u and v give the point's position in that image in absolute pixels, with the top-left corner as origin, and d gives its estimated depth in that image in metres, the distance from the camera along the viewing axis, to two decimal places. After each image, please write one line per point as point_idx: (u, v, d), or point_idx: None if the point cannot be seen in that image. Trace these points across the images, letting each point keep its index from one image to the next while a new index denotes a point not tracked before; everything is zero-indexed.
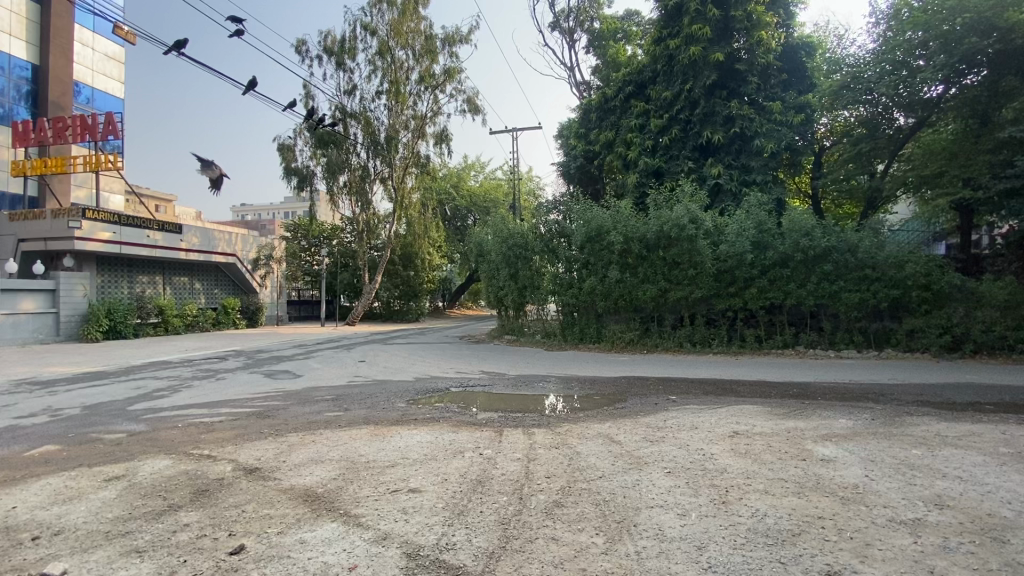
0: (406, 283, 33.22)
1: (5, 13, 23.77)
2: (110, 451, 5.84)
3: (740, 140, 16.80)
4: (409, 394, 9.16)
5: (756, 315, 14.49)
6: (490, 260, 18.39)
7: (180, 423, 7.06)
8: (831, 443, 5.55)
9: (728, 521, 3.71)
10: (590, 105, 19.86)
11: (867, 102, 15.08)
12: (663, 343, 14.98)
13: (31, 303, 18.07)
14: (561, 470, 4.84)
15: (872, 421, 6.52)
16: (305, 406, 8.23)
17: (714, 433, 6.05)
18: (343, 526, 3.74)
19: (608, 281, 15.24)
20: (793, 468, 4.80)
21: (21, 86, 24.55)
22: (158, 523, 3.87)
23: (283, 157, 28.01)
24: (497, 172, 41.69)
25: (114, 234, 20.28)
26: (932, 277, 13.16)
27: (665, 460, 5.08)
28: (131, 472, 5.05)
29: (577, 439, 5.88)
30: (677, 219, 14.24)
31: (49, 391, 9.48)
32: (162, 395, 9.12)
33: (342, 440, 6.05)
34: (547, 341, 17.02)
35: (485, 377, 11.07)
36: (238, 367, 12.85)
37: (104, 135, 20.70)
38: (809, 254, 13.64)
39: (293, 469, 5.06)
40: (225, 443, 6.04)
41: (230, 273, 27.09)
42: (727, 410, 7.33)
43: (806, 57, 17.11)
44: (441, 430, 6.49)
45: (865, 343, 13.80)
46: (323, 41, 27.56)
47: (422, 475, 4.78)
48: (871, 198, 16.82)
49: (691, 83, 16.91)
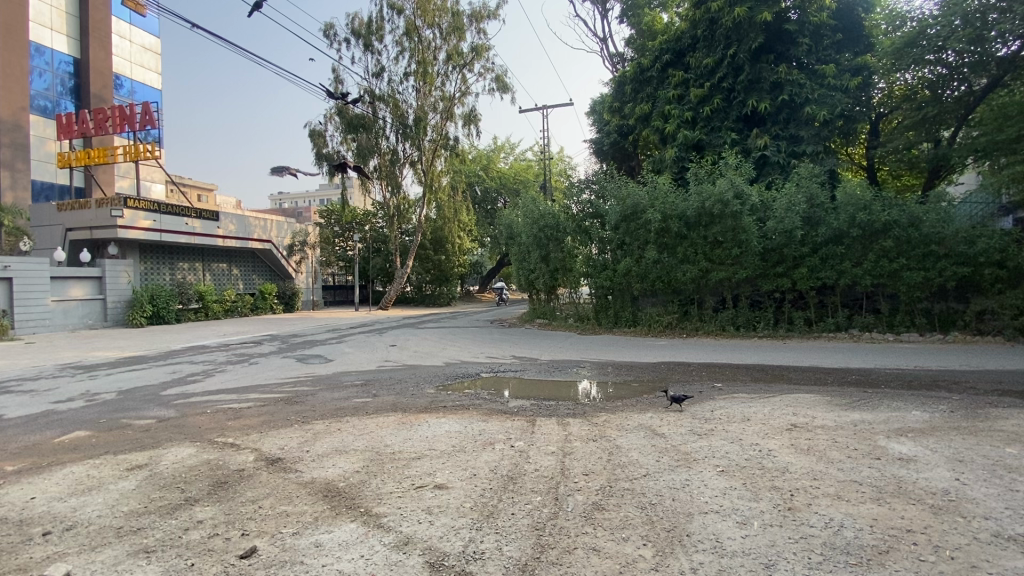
0: (438, 267, 33.23)
1: (46, 8, 24.50)
2: (136, 437, 5.77)
3: (789, 108, 15.63)
4: (439, 380, 8.88)
5: (805, 296, 13.60)
6: (521, 241, 17.90)
7: (208, 409, 6.99)
8: (906, 439, 4.92)
9: (799, 533, 3.21)
10: (624, 77, 18.90)
11: (935, 62, 13.56)
12: (704, 327, 14.26)
13: (79, 289, 18.75)
14: (601, 466, 4.41)
15: (951, 414, 5.77)
16: (333, 391, 8.04)
17: (769, 426, 5.47)
18: (363, 527, 3.44)
19: (645, 262, 14.54)
20: (867, 469, 4.21)
21: (65, 81, 25.42)
22: (172, 519, 3.67)
23: (314, 143, 28.10)
24: (528, 153, 40.85)
25: (155, 221, 20.79)
26: (1009, 252, 11.89)
27: (717, 457, 4.59)
28: (154, 461, 4.93)
29: (616, 431, 5.43)
30: (720, 194, 13.38)
31: (89, 376, 9.68)
32: (196, 379, 9.16)
33: (368, 429, 5.79)
34: (580, 325, 16.47)
35: (516, 362, 10.70)
36: (271, 351, 12.93)
37: (141, 125, 21.10)
38: (866, 229, 12.60)
39: (315, 460, 4.81)
40: (250, 431, 5.88)
41: (266, 258, 27.57)
42: (782, 399, 6.71)
43: (864, 14, 15.64)
44: (470, 418, 6.14)
45: (928, 325, 12.76)
46: (351, 23, 27.28)
47: (450, 470, 4.43)
48: (936, 168, 15.39)
49: (734, 48, 15.82)
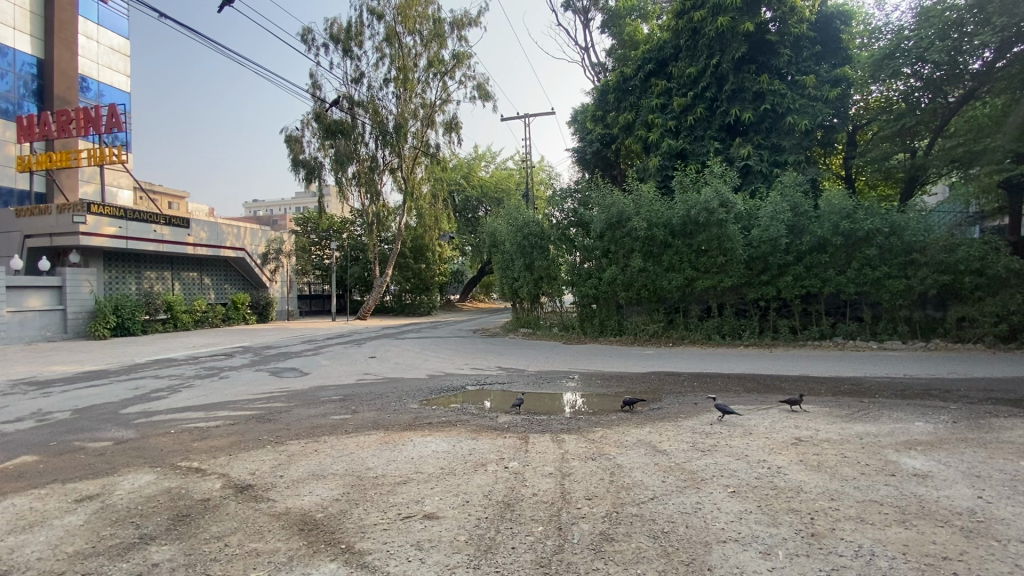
0: (418, 276, 32.61)
1: (10, 7, 23.44)
2: (89, 463, 5.21)
3: (771, 117, 15.76)
4: (423, 393, 8.46)
5: (790, 304, 13.60)
6: (504, 250, 17.59)
7: (173, 428, 6.45)
8: (916, 453, 4.75)
9: (829, 564, 2.93)
10: (607, 86, 18.87)
11: (912, 74, 13.85)
12: (690, 335, 14.12)
13: (38, 299, 17.69)
14: (603, 488, 4.08)
15: (955, 425, 5.64)
16: (309, 407, 7.55)
17: (773, 440, 5.23)
18: (345, 568, 3.04)
19: (630, 270, 14.38)
20: (884, 487, 4.00)
21: (28, 82, 24.29)
22: (123, 562, 3.20)
23: (291, 149, 27.42)
24: (509, 162, 40.73)
25: (121, 228, 19.82)
26: (987, 260, 12.10)
27: (725, 476, 4.29)
28: (107, 491, 4.41)
29: (615, 448, 5.11)
30: (705, 202, 13.32)
31: (43, 393, 8.95)
32: (160, 396, 8.52)
33: (348, 449, 5.35)
34: (565, 335, 16.20)
35: (503, 374, 10.35)
36: (243, 364, 12.24)
37: (108, 128, 20.23)
38: (849, 238, 12.67)
39: (290, 487, 4.36)
40: (218, 454, 5.38)
41: (239, 267, 26.64)
42: (780, 411, 6.49)
43: (842, 27, 15.94)
44: (458, 436, 5.75)
45: (910, 333, 12.86)
46: (329, 29, 26.82)
47: (439, 496, 4.04)
48: (913, 178, 15.68)
49: (718, 58, 15.91)
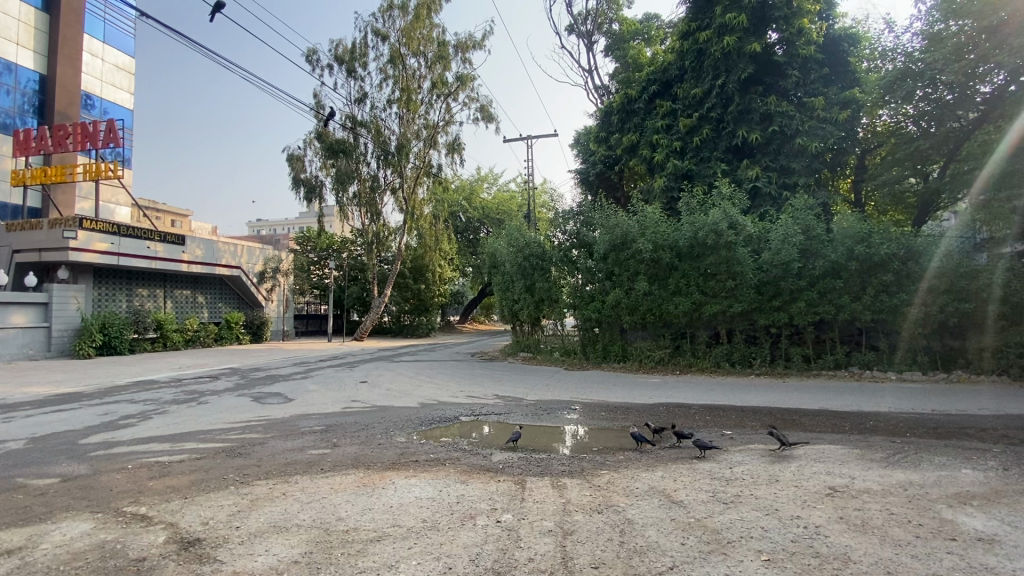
0: (417, 297, 32.11)
1: (13, 22, 23.44)
2: (24, 506, 4.56)
3: (778, 139, 15.44)
4: (412, 425, 7.79)
5: (802, 332, 12.96)
6: (504, 271, 17.12)
7: (131, 464, 5.80)
8: (974, 510, 4.10)
9: None
10: (610, 108, 18.67)
11: (923, 98, 13.55)
12: (698, 363, 13.47)
13: (22, 316, 17.16)
14: (612, 553, 3.45)
15: (1008, 474, 4.99)
16: (287, 440, 6.89)
17: (805, 491, 4.56)
18: None
19: (635, 294, 13.84)
20: (948, 556, 3.34)
21: (29, 97, 24.21)
22: None
23: (292, 167, 27.22)
24: (511, 184, 40.59)
25: (113, 244, 19.42)
26: (1011, 287, 11.48)
27: (756, 538, 3.63)
28: (31, 544, 3.77)
29: (624, 498, 4.46)
30: (713, 224, 12.78)
31: (3, 418, 8.27)
32: (128, 424, 7.87)
33: (320, 494, 4.71)
34: (565, 360, 15.55)
35: (500, 403, 9.65)
36: (225, 388, 11.56)
37: (104, 143, 19.95)
38: (865, 263, 12.11)
39: (243, 544, 3.71)
40: (173, 496, 4.73)
41: (235, 285, 26.11)
42: (806, 453, 5.84)
43: (850, 50, 15.78)
44: (446, 478, 5.10)
45: (930, 364, 12.19)
46: (334, 49, 26.89)
47: (417, 560, 3.39)
48: (926, 203, 15.35)
49: (723, 78, 15.62)
